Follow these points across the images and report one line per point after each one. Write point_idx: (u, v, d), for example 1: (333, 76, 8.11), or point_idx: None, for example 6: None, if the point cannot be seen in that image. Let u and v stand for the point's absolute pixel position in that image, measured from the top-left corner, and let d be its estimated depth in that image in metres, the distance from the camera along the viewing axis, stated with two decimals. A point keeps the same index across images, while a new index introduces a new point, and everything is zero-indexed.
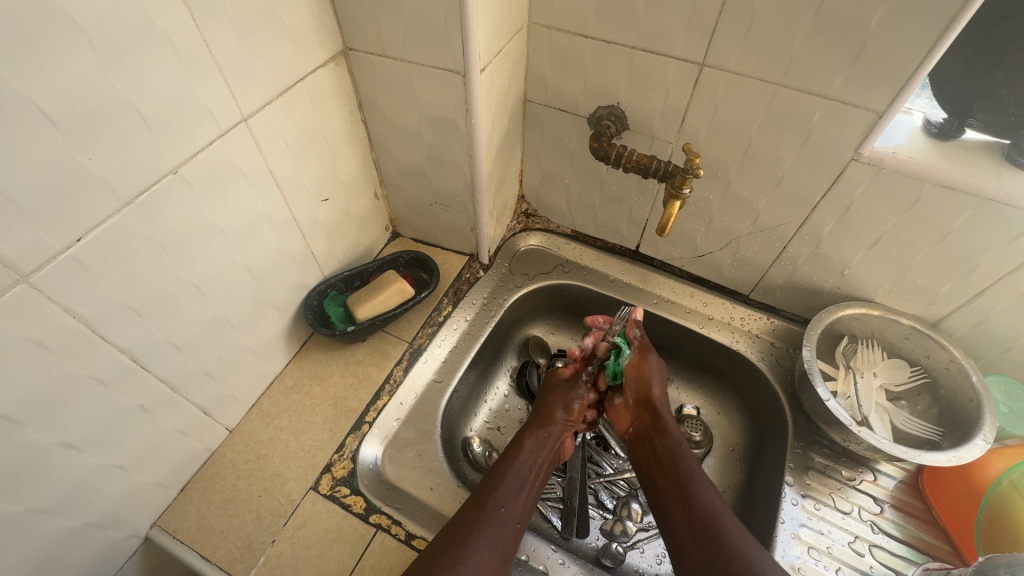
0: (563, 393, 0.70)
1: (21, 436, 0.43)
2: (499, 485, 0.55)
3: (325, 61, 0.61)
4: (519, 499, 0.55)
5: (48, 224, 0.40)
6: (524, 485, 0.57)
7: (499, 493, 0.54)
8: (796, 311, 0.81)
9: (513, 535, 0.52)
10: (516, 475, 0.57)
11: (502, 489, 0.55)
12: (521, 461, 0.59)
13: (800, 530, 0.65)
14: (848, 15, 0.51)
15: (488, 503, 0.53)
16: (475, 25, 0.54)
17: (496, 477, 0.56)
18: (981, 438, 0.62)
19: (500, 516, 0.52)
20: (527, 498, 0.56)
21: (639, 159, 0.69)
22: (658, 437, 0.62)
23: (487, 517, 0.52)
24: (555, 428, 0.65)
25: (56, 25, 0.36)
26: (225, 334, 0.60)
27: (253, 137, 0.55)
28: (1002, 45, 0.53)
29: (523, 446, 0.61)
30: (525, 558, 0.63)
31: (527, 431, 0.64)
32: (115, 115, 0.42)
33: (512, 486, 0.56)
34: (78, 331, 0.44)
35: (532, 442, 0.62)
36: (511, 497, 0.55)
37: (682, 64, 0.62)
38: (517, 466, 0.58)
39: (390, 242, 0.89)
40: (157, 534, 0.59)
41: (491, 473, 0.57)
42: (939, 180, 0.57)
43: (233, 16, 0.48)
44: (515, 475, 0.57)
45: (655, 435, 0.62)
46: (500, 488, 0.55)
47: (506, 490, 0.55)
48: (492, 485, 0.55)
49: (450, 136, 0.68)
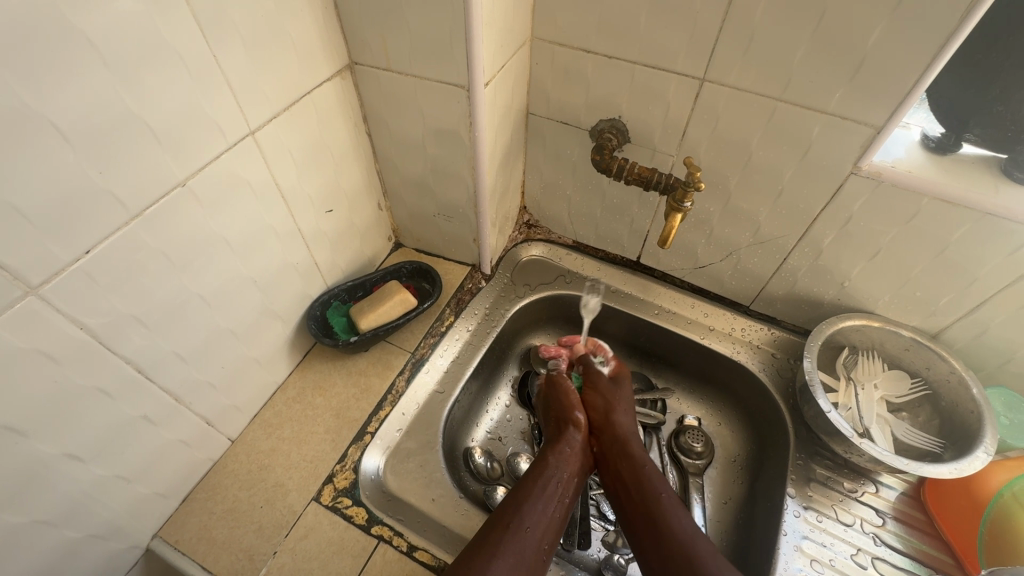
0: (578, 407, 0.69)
1: (26, 447, 0.43)
2: (525, 502, 0.56)
3: (331, 75, 0.62)
4: (546, 514, 0.56)
5: (58, 236, 0.40)
6: (552, 499, 0.58)
7: (524, 512, 0.55)
8: (796, 322, 0.81)
9: (540, 554, 0.53)
10: (545, 493, 0.58)
11: (528, 506, 0.55)
12: (546, 478, 0.60)
13: (802, 542, 0.65)
14: (846, 32, 0.52)
15: (513, 523, 0.53)
16: (480, 41, 0.55)
17: (521, 494, 0.57)
18: (982, 450, 0.63)
19: (525, 535, 0.53)
20: (554, 516, 0.57)
21: (641, 172, 0.69)
22: (624, 462, 0.63)
23: (513, 536, 0.52)
24: (574, 442, 0.65)
25: (71, 43, 0.37)
26: (229, 344, 0.60)
27: (260, 150, 0.56)
28: (997, 62, 0.53)
29: (547, 463, 0.62)
30: None
31: (550, 448, 0.64)
32: (125, 129, 0.42)
33: (539, 504, 0.56)
34: (85, 343, 0.44)
35: (557, 459, 0.63)
36: (538, 514, 0.55)
37: (683, 79, 0.63)
38: (542, 482, 0.59)
39: (393, 252, 0.90)
40: (158, 545, 0.59)
41: (514, 490, 0.58)
42: (937, 195, 0.57)
43: (241, 33, 0.49)
44: (542, 492, 0.58)
45: (621, 460, 0.63)
46: (525, 508, 0.55)
47: (534, 508, 0.56)
48: (516, 502, 0.56)
49: (453, 148, 0.69)
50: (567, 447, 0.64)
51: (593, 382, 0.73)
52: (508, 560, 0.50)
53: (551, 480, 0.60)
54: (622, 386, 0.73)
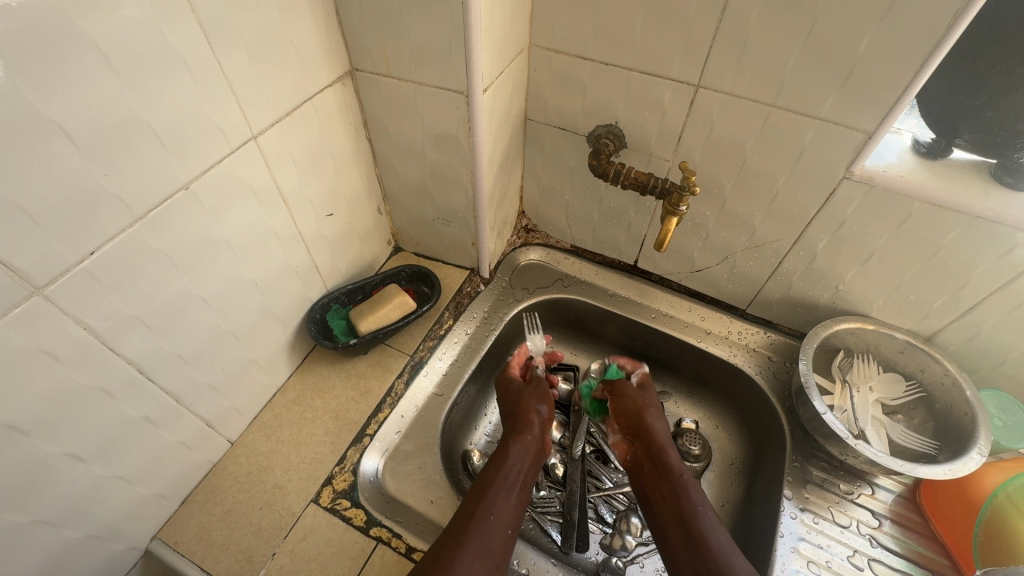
0: (529, 402, 0.72)
1: (29, 447, 0.43)
2: (488, 492, 0.57)
3: (332, 81, 0.63)
4: (512, 499, 0.58)
5: (64, 238, 0.41)
6: (513, 488, 0.59)
7: (488, 501, 0.56)
8: (792, 325, 0.82)
9: (506, 540, 0.54)
10: (507, 480, 0.59)
11: (492, 495, 0.57)
12: (509, 467, 0.62)
13: (799, 544, 0.66)
14: (836, 40, 0.53)
15: (477, 511, 0.55)
16: (478, 48, 0.56)
17: (482, 484, 0.59)
18: (976, 451, 0.63)
19: (495, 523, 0.54)
20: (516, 501, 0.58)
21: (637, 177, 0.70)
22: (659, 475, 0.65)
23: (479, 526, 0.53)
24: (535, 429, 0.68)
25: (79, 49, 0.38)
26: (230, 346, 0.61)
27: (262, 154, 0.56)
28: (985, 70, 0.55)
29: (509, 452, 0.64)
30: (524, 570, 0.63)
31: (511, 438, 0.66)
32: (130, 132, 0.43)
33: (502, 494, 0.58)
34: (88, 343, 0.45)
35: (517, 448, 0.64)
36: (502, 501, 0.57)
37: (678, 86, 0.64)
38: (504, 469, 0.61)
39: (392, 256, 0.91)
40: (157, 547, 0.59)
41: (481, 479, 0.59)
42: (928, 199, 0.58)
43: (244, 39, 0.50)
44: (507, 480, 0.60)
45: (658, 476, 0.65)
46: (489, 495, 0.57)
47: (501, 497, 0.57)
48: (480, 492, 0.57)
49: (452, 153, 0.70)
50: (524, 436, 0.67)
51: (620, 391, 0.76)
52: (475, 548, 0.51)
53: (510, 469, 0.61)
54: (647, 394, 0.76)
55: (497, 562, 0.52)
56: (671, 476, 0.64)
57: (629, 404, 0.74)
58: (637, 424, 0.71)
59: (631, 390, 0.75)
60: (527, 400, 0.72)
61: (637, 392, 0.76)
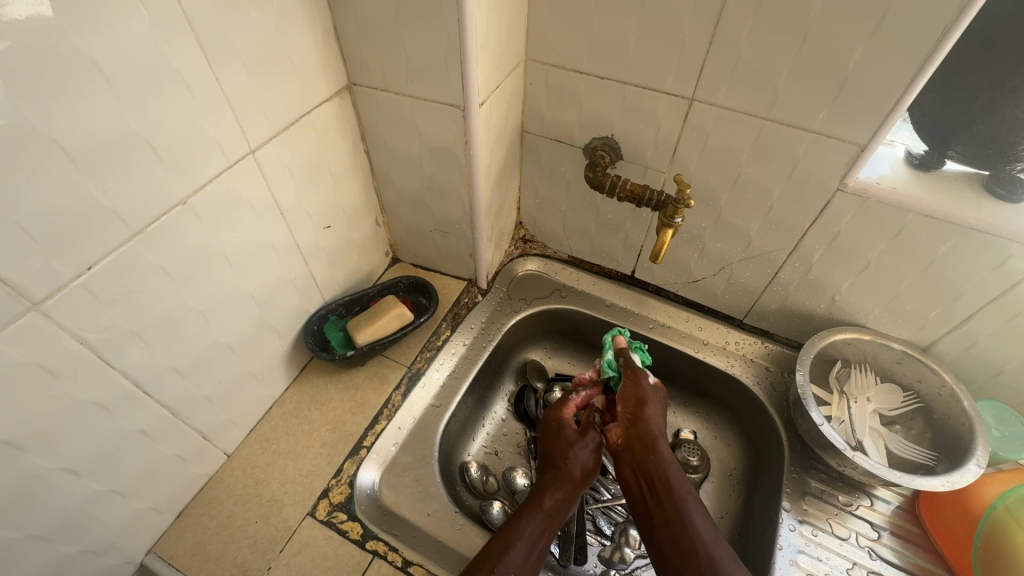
0: (578, 449, 0.62)
1: (23, 462, 0.43)
2: (511, 545, 0.52)
3: (330, 95, 0.64)
4: (529, 562, 0.52)
5: (62, 253, 0.41)
6: (535, 546, 0.54)
7: (509, 556, 0.51)
8: (789, 335, 0.82)
9: None
10: (526, 537, 0.54)
11: (515, 549, 0.52)
12: (535, 523, 0.55)
13: (798, 556, 0.65)
14: (827, 55, 0.53)
15: (498, 567, 0.50)
16: (474, 63, 0.57)
17: (509, 534, 0.54)
18: (974, 463, 0.63)
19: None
20: (536, 560, 0.53)
21: (633, 189, 0.71)
22: (649, 460, 0.58)
23: None
24: (574, 483, 0.60)
25: (79, 67, 0.38)
26: (227, 358, 0.61)
27: (260, 168, 0.57)
28: (974, 83, 0.55)
29: (540, 506, 0.57)
30: None
31: (544, 486, 0.59)
32: (129, 149, 0.43)
33: (524, 547, 0.53)
34: (84, 357, 0.45)
35: (550, 503, 0.57)
36: (519, 562, 0.51)
37: (673, 99, 0.64)
38: (521, 526, 0.54)
39: (390, 267, 0.91)
40: (151, 561, 0.59)
41: (501, 531, 0.54)
42: (921, 211, 0.59)
43: (243, 55, 0.50)
44: (526, 535, 0.54)
45: (652, 469, 0.57)
46: (512, 551, 0.52)
47: (517, 553, 0.52)
48: (503, 544, 0.52)
49: (449, 166, 0.70)
50: (562, 491, 0.59)
51: (632, 378, 0.65)
52: None
53: (528, 526, 0.55)
54: (657, 392, 0.66)
55: None
56: (659, 462, 0.57)
57: (636, 393, 0.64)
58: (636, 412, 0.63)
59: (645, 380, 0.65)
60: (575, 445, 0.63)
61: (651, 387, 0.65)
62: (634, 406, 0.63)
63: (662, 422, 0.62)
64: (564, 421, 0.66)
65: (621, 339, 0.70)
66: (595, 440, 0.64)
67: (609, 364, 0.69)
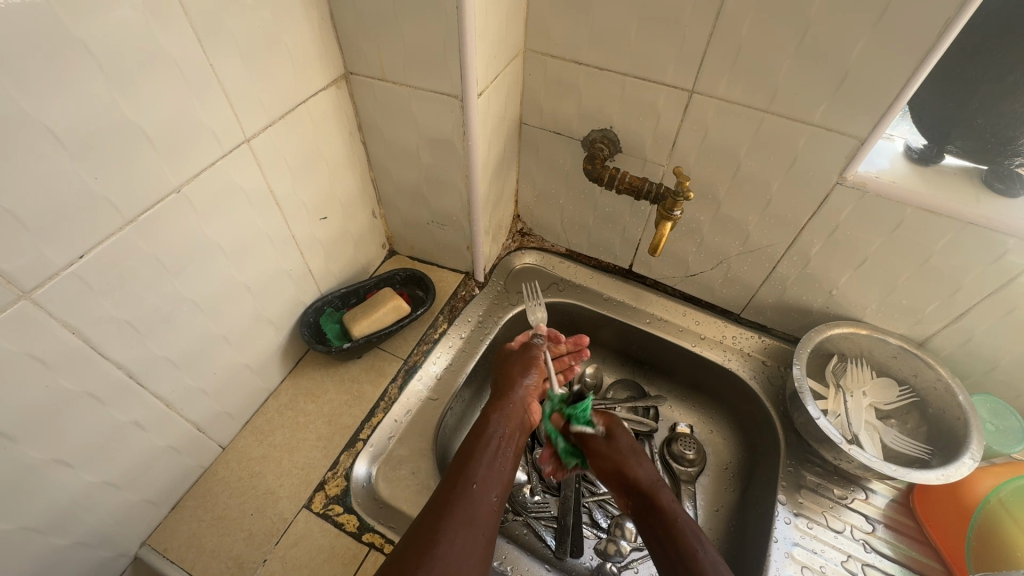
0: (519, 372, 0.71)
1: (17, 453, 0.43)
2: (471, 461, 0.57)
3: (326, 84, 0.63)
4: (495, 471, 0.58)
5: (53, 242, 0.41)
6: (497, 454, 0.60)
7: (473, 473, 0.56)
8: (786, 329, 0.82)
9: (489, 503, 0.55)
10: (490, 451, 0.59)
11: (476, 461, 0.58)
12: (488, 436, 0.61)
13: (793, 549, 0.65)
14: (829, 46, 0.53)
15: (461, 482, 0.55)
16: (473, 52, 0.56)
17: (468, 450, 0.59)
18: (969, 456, 0.63)
19: (474, 489, 0.54)
20: (500, 467, 0.59)
21: (632, 181, 0.71)
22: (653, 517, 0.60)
23: (462, 491, 0.54)
24: (517, 398, 0.68)
25: (69, 51, 0.37)
26: (222, 349, 0.60)
27: (255, 158, 0.56)
28: (975, 77, 0.55)
29: (490, 420, 0.64)
30: (500, 564, 0.65)
31: (489, 410, 0.66)
32: (121, 135, 0.43)
33: (486, 461, 0.58)
34: (76, 347, 0.45)
35: (500, 417, 0.65)
36: (483, 474, 0.56)
37: (673, 91, 0.64)
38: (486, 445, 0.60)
39: (387, 259, 0.90)
40: (146, 553, 0.59)
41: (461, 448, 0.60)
42: (919, 205, 0.59)
43: (238, 43, 0.50)
44: (489, 450, 0.60)
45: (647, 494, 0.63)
46: (472, 466, 0.57)
47: (480, 467, 0.57)
48: (464, 462, 0.57)
49: (447, 157, 0.70)
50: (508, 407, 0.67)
51: (594, 448, 0.67)
52: (460, 518, 0.51)
53: (488, 437, 0.61)
54: (620, 437, 0.68)
55: (487, 529, 0.52)
56: (652, 490, 0.63)
57: (611, 462, 0.66)
58: (623, 475, 0.65)
59: (603, 443, 0.67)
60: (520, 372, 0.71)
61: (612, 443, 0.67)
62: (615, 473, 0.65)
63: (653, 473, 0.65)
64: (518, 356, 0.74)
65: (559, 418, 0.71)
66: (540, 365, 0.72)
67: (567, 450, 0.71)
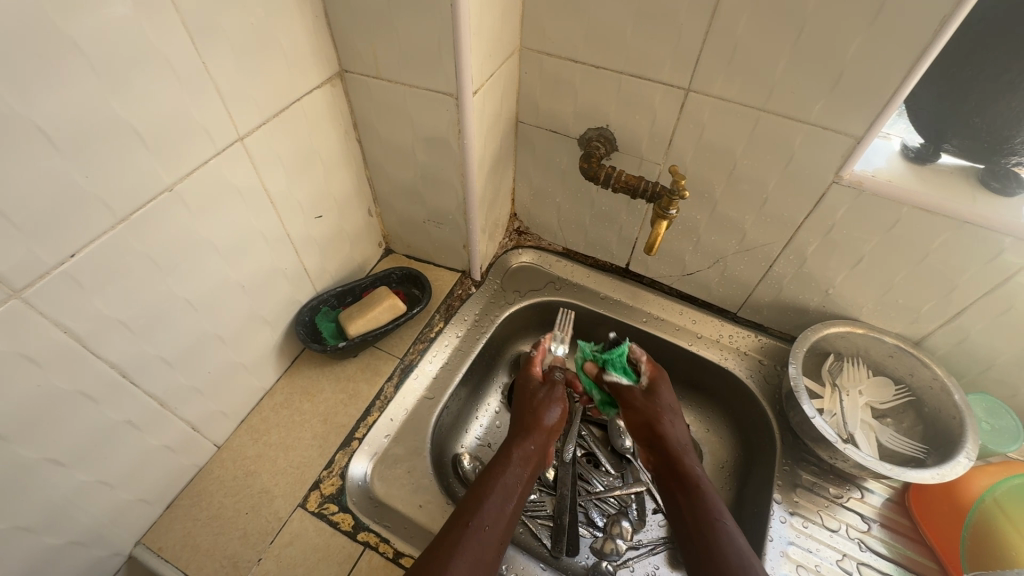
0: (545, 406, 0.72)
1: (8, 453, 0.43)
2: (484, 499, 0.58)
3: (321, 82, 0.63)
4: (505, 513, 0.58)
5: (44, 241, 0.40)
6: (510, 499, 0.60)
7: (484, 513, 0.56)
8: (783, 328, 0.82)
9: (496, 550, 0.55)
10: (500, 492, 0.59)
11: (488, 502, 0.58)
12: (506, 476, 0.62)
13: (788, 547, 0.66)
14: (825, 45, 0.53)
15: (473, 521, 0.55)
16: (468, 50, 0.56)
17: (482, 490, 0.59)
18: (964, 455, 0.63)
19: (483, 533, 0.55)
20: (510, 512, 0.58)
21: (628, 180, 0.71)
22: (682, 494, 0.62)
23: (471, 535, 0.54)
24: (539, 437, 0.68)
25: (60, 49, 0.37)
26: (217, 348, 0.60)
27: (249, 156, 0.56)
28: (972, 75, 0.55)
29: (511, 460, 0.64)
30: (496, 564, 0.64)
31: (512, 445, 0.66)
32: (113, 133, 0.42)
33: (498, 501, 0.58)
34: (68, 346, 0.44)
35: (519, 455, 0.65)
36: (493, 513, 0.57)
37: (669, 89, 0.64)
38: (495, 483, 0.60)
39: (383, 258, 0.90)
40: (141, 552, 0.58)
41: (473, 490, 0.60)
42: (915, 204, 0.59)
43: (231, 41, 0.49)
44: (500, 490, 0.60)
45: (681, 486, 0.63)
46: (485, 505, 0.57)
47: (490, 506, 0.57)
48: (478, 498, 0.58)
49: (443, 156, 0.69)
50: (533, 441, 0.67)
51: (631, 401, 0.73)
52: (468, 558, 0.52)
53: (506, 480, 0.61)
54: (662, 394, 0.73)
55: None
56: (693, 491, 0.62)
57: (640, 417, 0.71)
58: (652, 433, 0.69)
59: (639, 397, 0.73)
60: (544, 405, 0.72)
61: (651, 398, 0.72)
62: (645, 429, 0.70)
63: (683, 434, 0.70)
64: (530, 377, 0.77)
65: (591, 366, 0.78)
66: (560, 393, 0.74)
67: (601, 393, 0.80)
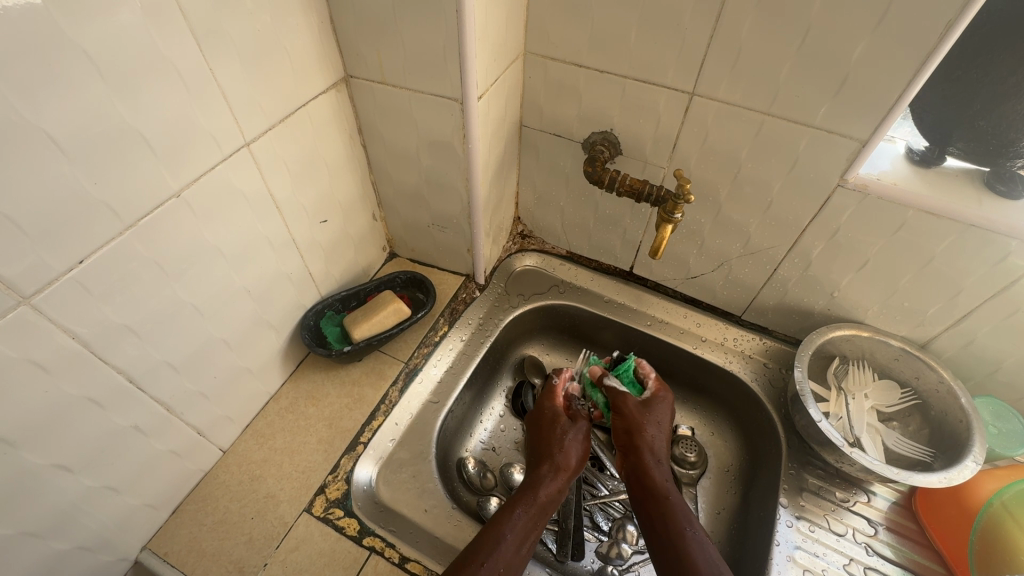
0: (569, 441, 0.66)
1: (17, 458, 0.43)
2: (501, 538, 0.53)
3: (326, 88, 0.63)
4: (518, 555, 0.54)
5: (52, 247, 0.40)
6: (525, 540, 0.55)
7: (498, 551, 0.52)
8: (787, 332, 0.82)
9: None
10: (516, 531, 0.55)
11: (504, 543, 0.53)
12: (518, 513, 0.57)
13: (795, 552, 0.65)
14: (830, 48, 0.53)
15: (488, 561, 0.51)
16: (473, 55, 0.56)
17: (499, 528, 0.55)
18: (971, 459, 0.63)
19: None
20: (524, 554, 0.54)
21: (632, 184, 0.71)
22: (653, 504, 0.59)
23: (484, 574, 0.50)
24: (562, 477, 0.62)
25: (70, 58, 0.37)
26: (222, 353, 0.60)
27: (255, 162, 0.56)
28: (977, 79, 0.55)
29: (535, 497, 0.59)
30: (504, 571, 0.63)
31: (534, 479, 0.62)
32: (122, 141, 0.43)
33: (513, 542, 0.54)
34: (75, 352, 0.44)
35: (544, 496, 0.59)
36: (508, 556, 0.53)
37: (673, 93, 0.64)
38: (513, 520, 0.56)
39: (387, 262, 0.90)
40: (146, 558, 0.58)
41: (491, 523, 0.55)
42: (922, 207, 0.59)
43: (238, 47, 0.50)
44: (517, 528, 0.55)
45: (652, 500, 0.59)
46: (500, 547, 0.53)
47: (506, 546, 0.53)
48: (495, 537, 0.53)
49: (447, 160, 0.70)
50: (556, 483, 0.61)
51: (624, 410, 0.67)
52: None
53: (519, 518, 0.56)
54: (652, 411, 0.67)
55: None
56: (662, 502, 0.58)
57: (625, 425, 0.66)
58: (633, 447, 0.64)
59: (632, 405, 0.67)
60: (568, 438, 0.66)
61: (641, 410, 0.67)
62: (626, 437, 0.66)
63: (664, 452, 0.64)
64: (557, 410, 0.69)
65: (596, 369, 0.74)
66: (581, 428, 0.68)
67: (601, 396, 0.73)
